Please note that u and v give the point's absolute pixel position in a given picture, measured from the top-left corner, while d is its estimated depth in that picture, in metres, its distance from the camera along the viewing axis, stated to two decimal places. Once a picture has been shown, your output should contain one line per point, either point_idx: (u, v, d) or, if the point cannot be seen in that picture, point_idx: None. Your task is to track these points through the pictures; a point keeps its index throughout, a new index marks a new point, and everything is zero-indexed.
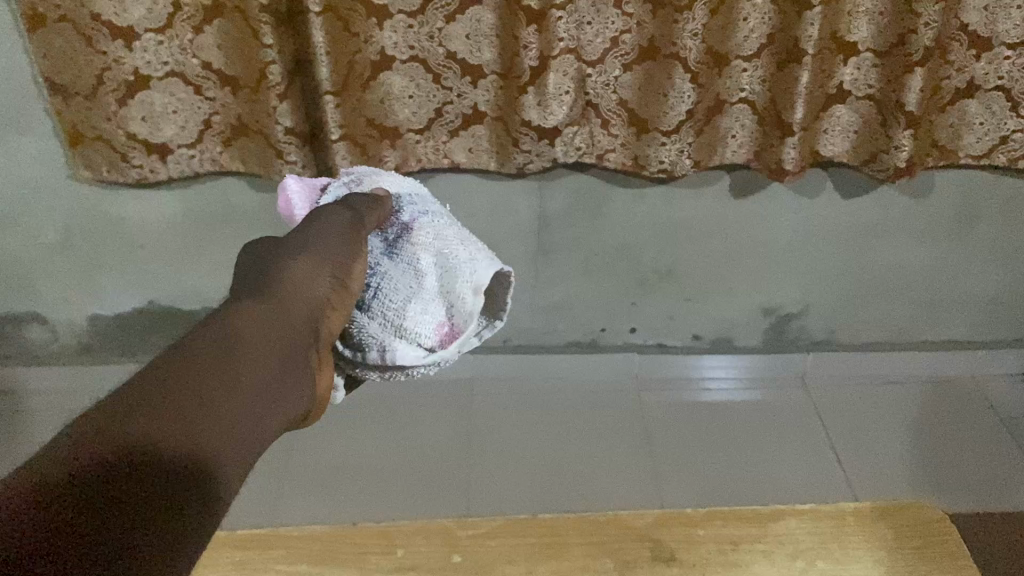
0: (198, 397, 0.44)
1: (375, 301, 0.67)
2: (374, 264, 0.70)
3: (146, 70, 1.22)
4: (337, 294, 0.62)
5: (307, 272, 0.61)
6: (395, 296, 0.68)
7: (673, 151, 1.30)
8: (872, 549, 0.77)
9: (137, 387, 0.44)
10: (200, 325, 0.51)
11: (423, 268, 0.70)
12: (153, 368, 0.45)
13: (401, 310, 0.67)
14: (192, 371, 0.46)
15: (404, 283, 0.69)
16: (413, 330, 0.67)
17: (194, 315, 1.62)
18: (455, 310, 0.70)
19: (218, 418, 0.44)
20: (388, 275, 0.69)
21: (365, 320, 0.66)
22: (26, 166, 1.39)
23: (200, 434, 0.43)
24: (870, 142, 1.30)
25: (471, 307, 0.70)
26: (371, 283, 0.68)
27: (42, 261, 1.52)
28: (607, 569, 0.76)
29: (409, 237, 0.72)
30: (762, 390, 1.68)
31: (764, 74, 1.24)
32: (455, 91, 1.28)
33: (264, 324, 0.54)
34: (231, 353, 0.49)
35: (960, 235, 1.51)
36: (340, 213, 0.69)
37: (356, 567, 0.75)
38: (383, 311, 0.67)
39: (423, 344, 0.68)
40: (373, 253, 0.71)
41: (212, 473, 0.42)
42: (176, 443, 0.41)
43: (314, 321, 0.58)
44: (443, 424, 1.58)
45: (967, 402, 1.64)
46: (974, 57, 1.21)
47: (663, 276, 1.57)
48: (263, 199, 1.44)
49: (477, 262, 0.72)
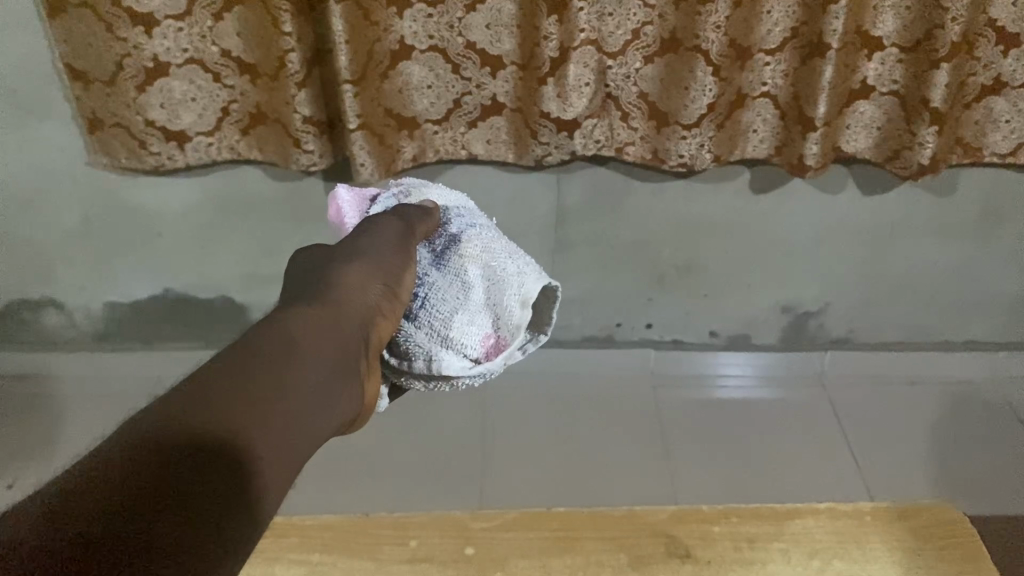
0: (254, 400, 0.45)
1: (422, 311, 0.67)
2: (422, 274, 0.70)
3: (165, 57, 1.22)
4: (388, 302, 0.62)
5: (360, 278, 0.61)
6: (442, 307, 0.67)
7: (693, 145, 1.28)
8: (891, 550, 0.77)
9: (200, 385, 0.44)
10: (259, 326, 0.52)
11: (470, 280, 0.70)
12: (217, 367, 0.46)
13: (447, 320, 0.67)
14: (252, 372, 0.46)
15: (452, 293, 0.69)
16: (459, 343, 0.67)
17: (209, 303, 1.62)
18: (504, 324, 0.69)
19: (269, 424, 0.44)
20: (436, 285, 0.69)
21: (411, 329, 0.66)
22: (46, 151, 1.39)
23: (250, 437, 0.43)
24: (893, 138, 1.29)
25: (518, 321, 0.69)
26: (419, 292, 0.69)
27: (60, 248, 1.52)
28: (621, 565, 0.75)
29: (457, 249, 0.72)
30: (777, 387, 1.67)
31: (787, 68, 1.23)
32: (474, 82, 1.27)
33: (317, 327, 0.54)
34: (286, 356, 0.49)
35: (984, 234, 1.49)
36: (390, 224, 0.69)
37: (372, 558, 0.76)
38: (430, 321, 0.67)
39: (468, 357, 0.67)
40: (421, 264, 0.71)
41: (254, 478, 0.42)
42: (224, 443, 0.42)
43: (366, 327, 0.59)
44: (457, 417, 1.58)
45: (987, 404, 1.62)
46: (1002, 54, 1.19)
47: (681, 271, 1.56)
48: (280, 187, 1.45)
49: (525, 276, 0.71)
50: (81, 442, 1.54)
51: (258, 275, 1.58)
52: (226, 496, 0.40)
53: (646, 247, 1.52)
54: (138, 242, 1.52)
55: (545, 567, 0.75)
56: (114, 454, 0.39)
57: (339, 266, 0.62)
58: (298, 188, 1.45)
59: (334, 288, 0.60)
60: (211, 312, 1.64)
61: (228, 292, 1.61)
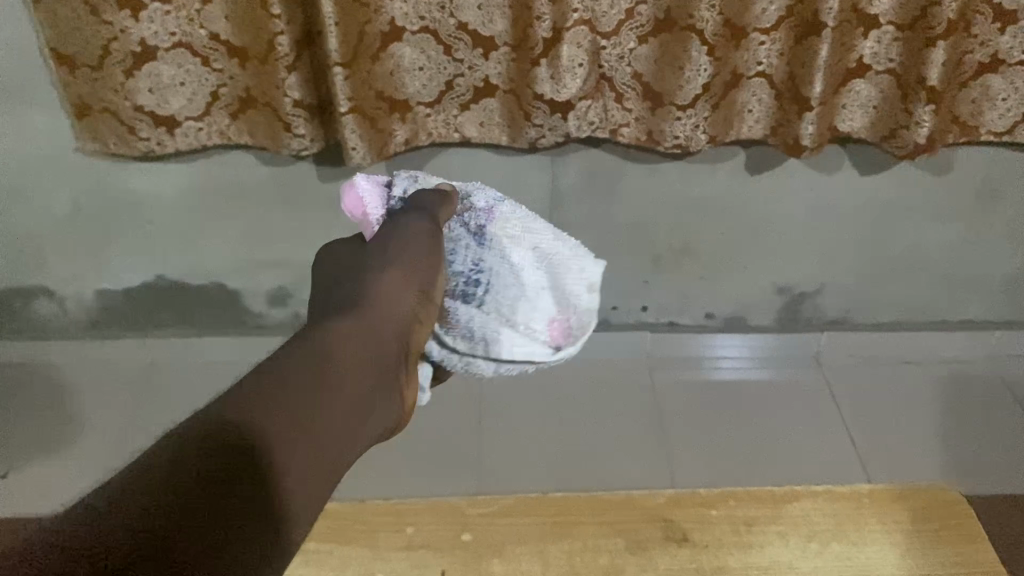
0: (299, 418, 0.47)
1: (488, 295, 0.73)
2: (478, 258, 0.75)
3: (153, 41, 1.21)
4: (423, 307, 0.64)
5: (398, 287, 0.63)
6: (506, 294, 0.74)
7: (688, 125, 1.27)
8: (888, 531, 0.81)
9: (245, 404, 0.46)
10: (298, 340, 0.53)
11: (518, 262, 0.77)
12: (259, 384, 0.48)
13: (512, 307, 0.74)
14: (294, 391, 0.48)
15: (511, 283, 0.75)
16: (524, 317, 0.74)
17: (202, 290, 1.61)
18: (565, 300, 0.78)
19: (309, 449, 0.47)
20: (494, 270, 0.75)
21: (460, 308, 0.72)
22: (34, 137, 1.38)
23: (284, 466, 0.45)
24: (890, 117, 1.27)
25: (582, 305, 0.79)
26: (480, 278, 0.74)
27: (50, 235, 1.51)
28: (619, 550, 0.78)
29: (496, 227, 0.78)
30: (773, 369, 1.66)
31: (781, 47, 1.22)
32: (467, 63, 1.25)
33: (355, 341, 0.56)
34: (325, 375, 0.51)
35: (981, 212, 1.48)
36: (417, 222, 0.70)
37: (367, 545, 0.79)
38: (496, 308, 0.73)
39: (537, 336, 0.74)
40: (466, 246, 0.76)
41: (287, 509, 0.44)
42: (281, 470, 0.45)
43: (405, 335, 0.61)
44: (453, 402, 1.57)
45: (982, 383, 1.62)
46: (999, 31, 1.18)
47: (677, 253, 1.55)
48: (271, 172, 1.43)
49: (578, 260, 0.81)
50: (75, 431, 1.53)
51: (250, 262, 1.56)
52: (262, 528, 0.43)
53: (641, 229, 1.51)
54: (129, 228, 1.51)
55: (542, 554, 0.78)
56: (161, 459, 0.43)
57: (376, 272, 0.64)
58: (290, 173, 1.44)
59: (372, 298, 0.61)
60: (203, 301, 1.63)
61: (221, 279, 1.59)
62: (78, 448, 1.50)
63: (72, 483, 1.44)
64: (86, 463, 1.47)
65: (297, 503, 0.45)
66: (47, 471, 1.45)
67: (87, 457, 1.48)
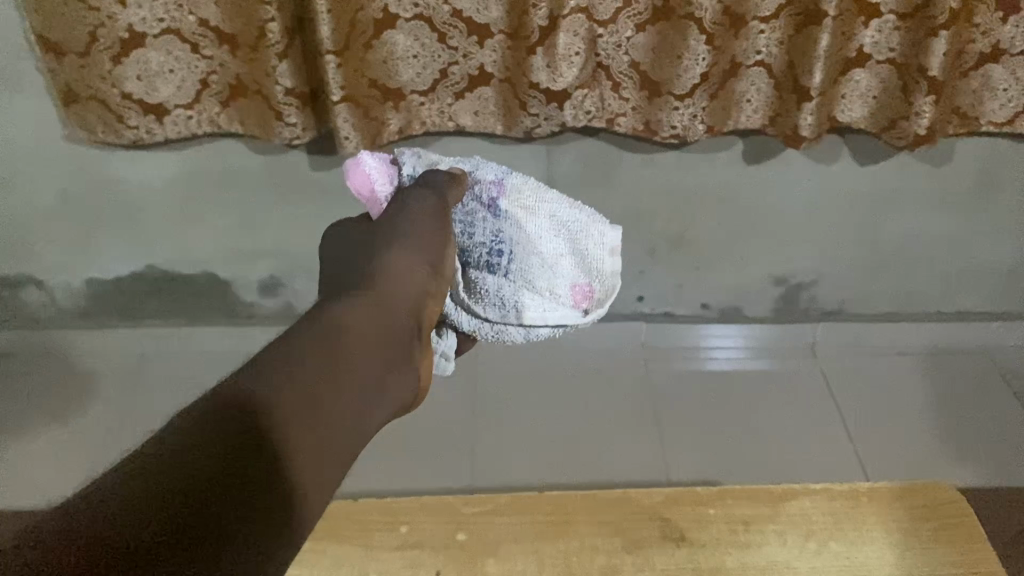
0: (312, 389, 0.48)
1: (510, 266, 0.75)
2: (496, 232, 0.75)
3: (140, 27, 1.19)
4: (434, 281, 0.66)
5: (408, 261, 0.65)
6: (527, 265, 0.75)
7: (686, 115, 1.25)
8: (886, 530, 0.80)
9: (257, 377, 0.47)
10: (311, 316, 0.55)
11: (537, 233, 0.76)
12: (271, 359, 0.49)
13: (535, 277, 0.75)
14: (305, 363, 0.49)
15: (531, 254, 0.75)
16: (547, 284, 0.76)
17: (193, 279, 1.59)
18: (589, 262, 0.77)
19: (323, 418, 0.47)
20: (514, 241, 0.75)
21: (486, 279, 0.75)
22: (21, 125, 1.35)
23: (298, 435, 0.45)
24: (889, 107, 1.26)
25: (607, 269, 0.78)
26: (502, 250, 0.75)
27: (38, 224, 1.49)
28: (615, 549, 0.77)
29: (511, 198, 0.76)
30: (768, 359, 1.65)
31: (781, 36, 1.20)
32: (461, 51, 1.23)
33: (364, 316, 0.57)
34: (335, 348, 0.52)
35: (979, 202, 1.47)
36: (424, 194, 0.70)
37: (361, 545, 0.78)
38: (518, 278, 0.75)
39: (561, 301, 0.77)
40: (480, 221, 0.75)
41: (304, 481, 0.45)
42: (293, 442, 0.45)
43: (416, 311, 0.62)
44: (447, 392, 1.56)
45: (977, 373, 1.62)
46: (1001, 20, 1.17)
47: (674, 243, 1.53)
48: (263, 161, 1.41)
49: (601, 224, 0.78)
50: (65, 422, 1.51)
51: (242, 250, 1.55)
52: (294, 480, 0.44)
53: (638, 219, 1.50)
54: (119, 217, 1.49)
55: (537, 554, 0.77)
56: (171, 444, 0.42)
57: (384, 246, 0.66)
58: (282, 161, 1.42)
59: (382, 274, 0.63)
60: (195, 290, 1.61)
61: (212, 268, 1.57)
62: (66, 438, 1.48)
63: (61, 475, 1.42)
64: (77, 454, 1.46)
65: (321, 470, 0.46)
66: (33, 462, 1.43)
67: (75, 447, 1.47)
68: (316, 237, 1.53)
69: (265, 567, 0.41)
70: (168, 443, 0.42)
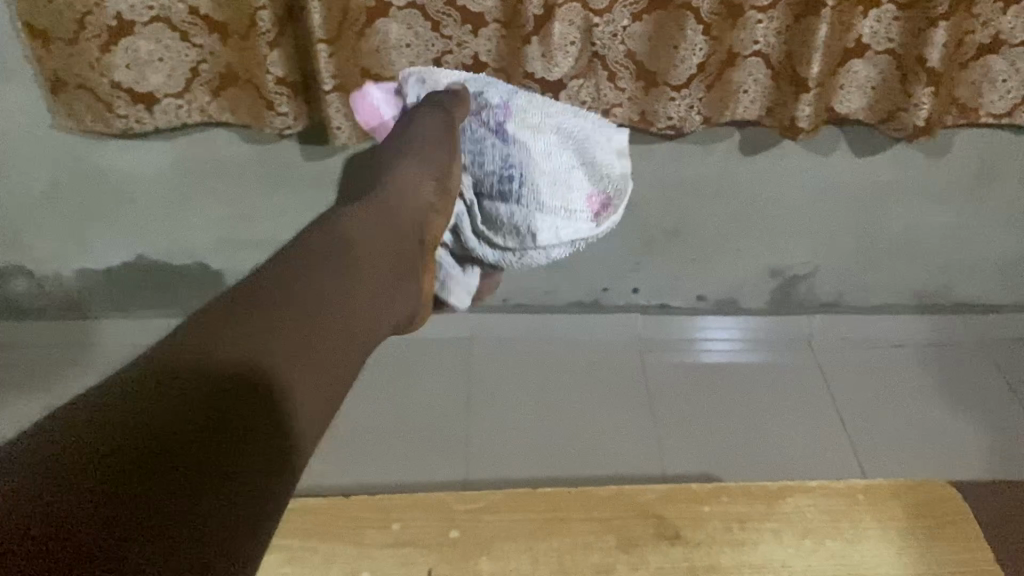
0: (312, 296, 0.55)
1: (527, 188, 1.06)
2: (507, 155, 1.05)
3: (129, 15, 1.17)
4: (438, 198, 0.84)
5: (406, 192, 0.79)
6: (541, 184, 1.06)
7: (682, 107, 1.24)
8: (882, 528, 0.79)
9: (258, 288, 0.53)
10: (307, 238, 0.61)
11: (544, 156, 1.07)
12: (268, 276, 0.55)
13: (549, 195, 1.07)
14: (309, 271, 0.56)
15: (544, 173, 1.07)
16: (561, 201, 1.07)
17: (185, 270, 1.58)
18: (588, 174, 1.12)
19: (329, 313, 0.55)
20: (526, 164, 1.06)
21: (504, 204, 1.06)
22: (9, 113, 1.33)
23: (306, 333, 0.52)
24: (888, 98, 1.24)
25: (602, 178, 1.13)
26: (516, 173, 1.05)
27: (28, 215, 1.47)
28: (610, 548, 0.77)
29: (514, 130, 1.07)
30: (766, 353, 1.64)
31: (779, 26, 1.18)
32: (455, 40, 1.21)
33: (365, 236, 0.66)
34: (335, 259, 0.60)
35: (977, 194, 1.46)
36: (431, 116, 0.94)
37: (353, 543, 0.77)
38: (536, 199, 1.06)
39: (575, 212, 1.09)
40: (493, 145, 1.05)
41: (318, 369, 0.52)
42: (297, 343, 0.51)
43: (414, 236, 0.75)
44: (442, 384, 1.55)
45: (973, 364, 1.61)
46: (1001, 11, 1.16)
47: (670, 235, 1.52)
48: (255, 151, 1.40)
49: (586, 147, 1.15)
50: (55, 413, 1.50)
51: (235, 241, 1.53)
52: (294, 388, 0.49)
53: (634, 212, 1.49)
54: (109, 207, 1.47)
55: (531, 553, 0.76)
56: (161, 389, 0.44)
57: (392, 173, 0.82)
58: (275, 151, 1.40)
59: (385, 201, 0.75)
60: (187, 281, 1.60)
61: (205, 259, 1.56)
62: None
63: None
64: None
65: (329, 362, 0.53)
66: None
67: None
68: (309, 228, 1.51)
69: (267, 494, 0.45)
70: (161, 386, 0.44)
